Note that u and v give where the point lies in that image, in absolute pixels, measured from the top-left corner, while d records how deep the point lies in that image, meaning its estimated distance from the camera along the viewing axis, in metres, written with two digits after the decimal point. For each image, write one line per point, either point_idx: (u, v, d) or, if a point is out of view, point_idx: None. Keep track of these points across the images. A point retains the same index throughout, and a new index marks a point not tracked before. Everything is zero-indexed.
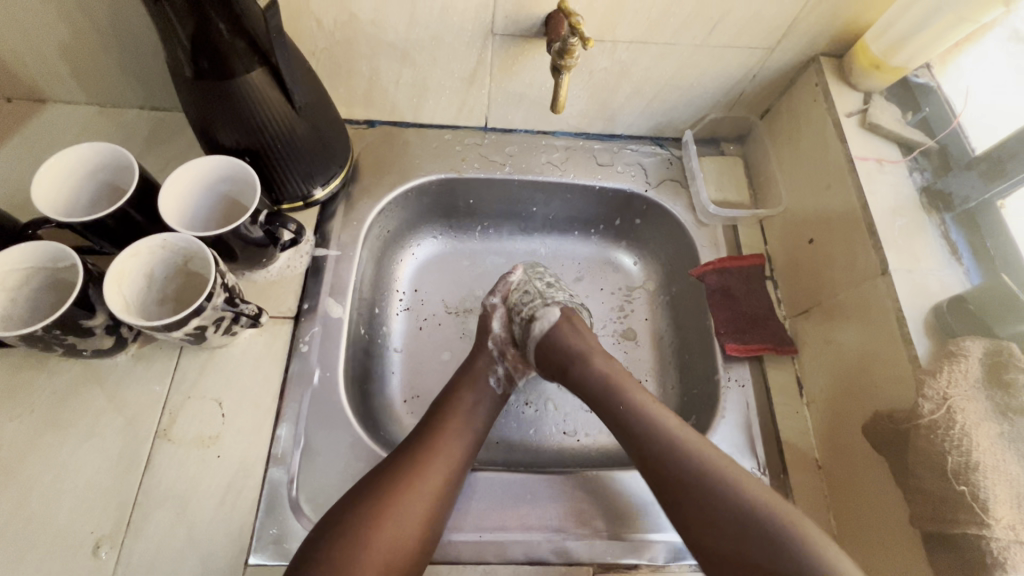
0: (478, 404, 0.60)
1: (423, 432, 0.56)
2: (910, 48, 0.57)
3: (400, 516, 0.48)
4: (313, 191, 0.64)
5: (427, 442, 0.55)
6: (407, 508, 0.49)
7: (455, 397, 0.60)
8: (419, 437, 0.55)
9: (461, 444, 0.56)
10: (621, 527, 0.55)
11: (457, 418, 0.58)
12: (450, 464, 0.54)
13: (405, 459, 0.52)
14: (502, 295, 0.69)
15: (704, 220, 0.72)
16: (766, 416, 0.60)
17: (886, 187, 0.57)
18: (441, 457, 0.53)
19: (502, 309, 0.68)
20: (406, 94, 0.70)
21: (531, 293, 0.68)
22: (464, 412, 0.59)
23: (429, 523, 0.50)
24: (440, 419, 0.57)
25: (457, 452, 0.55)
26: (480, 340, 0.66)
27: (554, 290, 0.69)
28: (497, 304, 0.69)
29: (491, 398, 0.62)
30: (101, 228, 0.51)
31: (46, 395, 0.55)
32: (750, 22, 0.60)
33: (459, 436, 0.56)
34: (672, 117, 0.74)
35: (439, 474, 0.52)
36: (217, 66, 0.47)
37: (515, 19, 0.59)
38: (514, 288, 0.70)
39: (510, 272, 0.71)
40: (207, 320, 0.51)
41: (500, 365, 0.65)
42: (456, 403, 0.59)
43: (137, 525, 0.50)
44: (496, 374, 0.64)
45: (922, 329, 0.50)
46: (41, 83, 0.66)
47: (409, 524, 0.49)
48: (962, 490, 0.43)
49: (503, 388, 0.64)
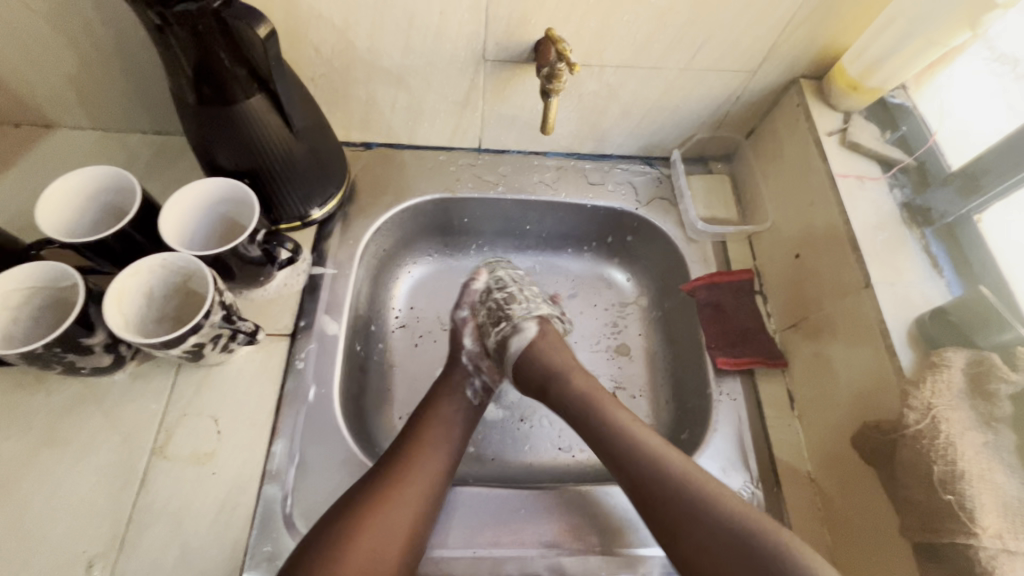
0: (456, 415, 0.61)
1: (403, 443, 0.56)
2: (885, 71, 0.60)
3: (379, 529, 0.49)
4: (311, 211, 0.66)
5: (408, 453, 0.55)
6: (387, 520, 0.50)
7: (434, 410, 0.60)
8: (399, 447, 0.56)
9: (442, 457, 0.56)
10: (615, 543, 0.55)
11: (435, 430, 0.58)
12: (432, 476, 0.54)
13: (386, 471, 0.53)
14: (469, 309, 0.71)
15: (694, 236, 0.73)
16: (757, 429, 0.61)
17: (866, 203, 0.59)
18: (424, 468, 0.54)
19: (471, 324, 0.70)
20: (402, 117, 0.72)
21: (493, 308, 0.69)
22: (442, 423, 0.59)
23: (410, 536, 0.50)
24: (422, 430, 0.58)
25: (439, 463, 0.55)
26: (454, 354, 0.67)
27: (516, 300, 0.69)
28: (465, 318, 0.70)
29: (469, 408, 0.62)
30: (103, 248, 0.52)
31: (44, 413, 0.55)
32: (731, 46, 0.62)
33: (441, 446, 0.57)
34: (660, 137, 0.76)
35: (422, 486, 0.53)
36: (218, 92, 0.49)
37: (506, 45, 0.61)
38: (479, 297, 0.71)
39: (472, 279, 0.73)
40: (204, 338, 0.52)
41: (477, 377, 0.65)
42: (437, 414, 0.60)
43: (131, 542, 0.50)
44: (473, 385, 0.64)
45: (905, 341, 0.51)
46: (48, 109, 0.68)
47: (391, 536, 0.49)
48: (950, 499, 0.43)
49: (480, 398, 0.64)
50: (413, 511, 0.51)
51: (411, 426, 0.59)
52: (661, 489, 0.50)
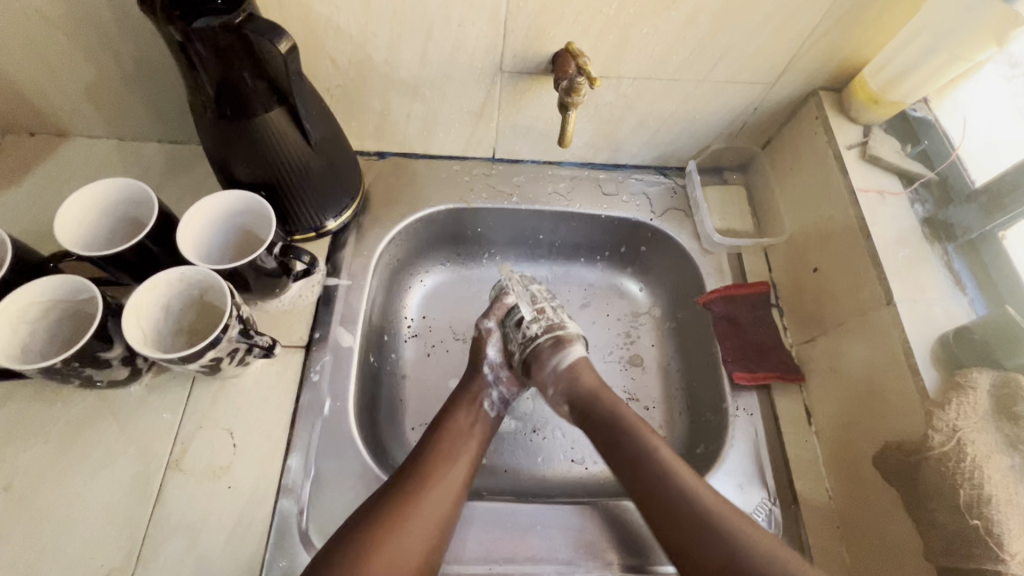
0: (472, 427, 0.60)
1: (418, 458, 0.56)
2: (908, 84, 0.59)
3: (396, 547, 0.49)
4: (326, 222, 0.65)
5: (423, 468, 0.55)
6: (403, 537, 0.49)
7: (451, 422, 0.60)
8: (416, 462, 0.55)
9: (458, 472, 0.56)
10: (631, 559, 0.55)
11: (450, 443, 0.58)
12: (448, 492, 0.54)
13: (401, 487, 0.53)
14: (496, 318, 0.69)
15: (709, 248, 0.73)
16: (775, 444, 0.60)
17: (888, 219, 0.58)
18: (440, 483, 0.54)
19: (497, 334, 0.68)
20: (417, 127, 0.71)
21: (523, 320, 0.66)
22: (460, 435, 0.59)
23: (426, 553, 0.50)
24: (439, 444, 0.57)
25: (456, 477, 0.55)
26: (476, 364, 0.66)
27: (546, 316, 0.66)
28: (492, 328, 0.68)
29: (485, 421, 0.62)
30: (121, 261, 0.52)
31: (61, 424, 0.55)
32: (750, 58, 0.62)
33: (457, 460, 0.56)
34: (676, 148, 0.76)
35: (436, 502, 0.52)
36: (239, 110, 0.49)
37: (524, 57, 0.61)
38: (508, 311, 0.69)
39: (505, 293, 0.70)
40: (222, 352, 0.52)
41: (495, 389, 0.64)
42: (453, 429, 0.59)
43: (148, 555, 0.50)
44: (491, 398, 0.64)
45: (929, 361, 0.50)
46: (63, 118, 0.68)
47: (406, 553, 0.49)
48: (976, 524, 0.43)
49: (498, 410, 0.64)
50: (428, 527, 0.51)
51: (428, 440, 0.58)
52: (678, 504, 0.51)
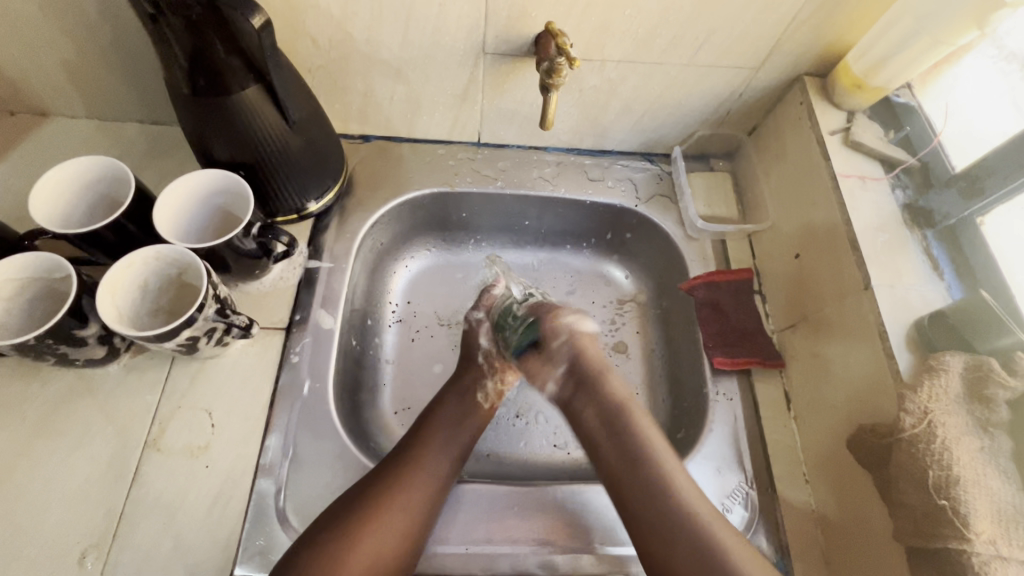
0: (461, 416, 0.60)
1: (405, 446, 0.56)
2: (890, 69, 0.59)
3: (379, 534, 0.49)
4: (307, 205, 0.65)
5: (411, 455, 0.55)
6: (387, 524, 0.49)
7: (439, 410, 0.60)
8: (402, 450, 0.55)
9: (446, 460, 0.56)
10: (606, 540, 0.55)
11: (439, 433, 0.58)
12: (433, 481, 0.54)
13: (386, 475, 0.52)
14: (485, 310, 0.71)
15: (693, 234, 0.73)
16: (753, 429, 0.60)
17: (868, 204, 0.58)
18: (426, 471, 0.54)
19: (487, 324, 0.69)
20: (400, 110, 0.71)
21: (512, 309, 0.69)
22: (448, 425, 0.59)
23: (410, 540, 0.50)
24: (427, 433, 0.57)
25: (442, 465, 0.55)
26: (468, 354, 0.67)
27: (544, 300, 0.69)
28: (481, 318, 0.69)
29: (476, 412, 0.62)
30: (96, 239, 0.52)
31: (39, 403, 0.55)
32: (734, 42, 0.61)
33: (444, 449, 0.56)
34: (661, 134, 0.75)
35: (422, 489, 0.52)
36: (213, 82, 0.49)
37: (506, 38, 0.60)
38: (498, 302, 0.71)
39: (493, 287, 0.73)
40: (198, 332, 0.52)
41: (489, 379, 0.65)
42: (442, 417, 0.59)
43: (125, 532, 0.50)
44: (485, 389, 0.64)
45: (904, 344, 0.50)
46: (42, 97, 0.67)
47: (391, 539, 0.49)
48: (943, 504, 0.43)
49: (491, 402, 0.64)
50: (414, 513, 0.51)
51: (416, 429, 0.58)
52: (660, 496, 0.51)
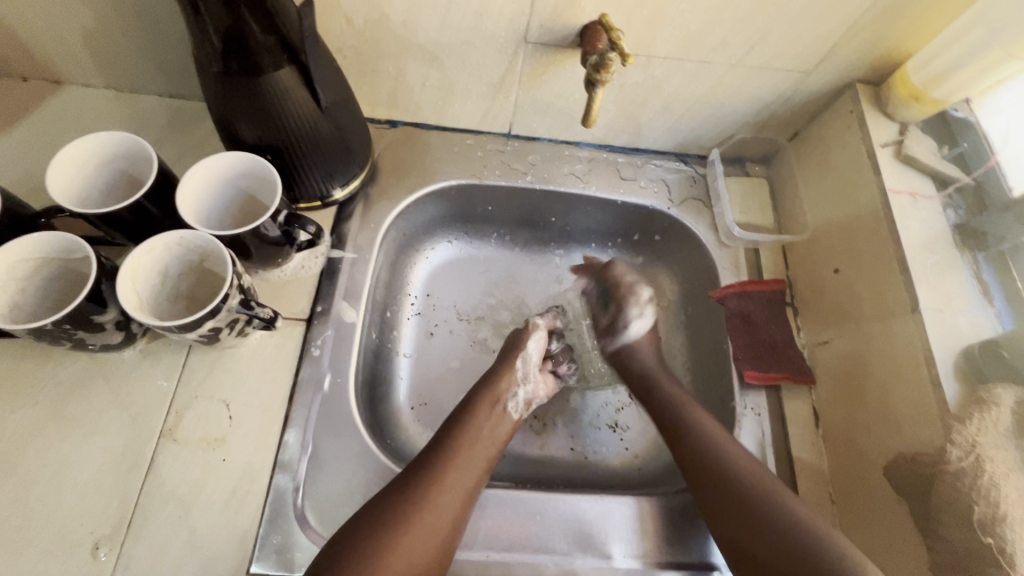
0: (489, 434, 0.58)
1: (434, 452, 0.54)
2: (951, 83, 0.56)
3: (409, 545, 0.47)
4: (332, 191, 0.62)
5: (437, 466, 0.53)
6: (417, 534, 0.48)
7: (471, 420, 0.58)
8: (427, 464, 0.53)
9: (472, 475, 0.53)
10: (633, 550, 0.54)
11: (465, 446, 0.55)
12: (458, 499, 0.51)
13: (410, 488, 0.50)
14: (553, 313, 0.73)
15: (727, 241, 0.70)
16: (781, 448, 0.59)
17: (918, 222, 0.56)
18: (453, 484, 0.52)
19: (541, 329, 0.69)
20: (431, 97, 0.68)
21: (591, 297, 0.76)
22: (477, 437, 0.57)
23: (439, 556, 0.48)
24: (454, 444, 0.55)
25: (470, 479, 0.53)
26: (513, 348, 0.67)
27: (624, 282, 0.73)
28: (539, 324, 0.70)
29: (507, 423, 0.60)
30: (117, 221, 0.49)
31: (51, 385, 0.53)
32: (788, 44, 0.58)
33: (471, 462, 0.54)
34: (699, 135, 0.73)
35: (449, 503, 0.50)
36: (246, 62, 0.46)
37: (551, 28, 0.57)
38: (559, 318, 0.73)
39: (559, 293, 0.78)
40: (221, 323, 0.50)
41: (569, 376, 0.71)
42: (473, 429, 0.57)
43: (139, 524, 0.49)
44: (516, 398, 0.63)
45: (951, 373, 0.49)
46: (57, 64, 0.64)
47: (420, 554, 0.47)
48: (988, 542, 0.43)
49: (520, 413, 0.63)
50: (443, 527, 0.49)
51: (442, 435, 0.56)
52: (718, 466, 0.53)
